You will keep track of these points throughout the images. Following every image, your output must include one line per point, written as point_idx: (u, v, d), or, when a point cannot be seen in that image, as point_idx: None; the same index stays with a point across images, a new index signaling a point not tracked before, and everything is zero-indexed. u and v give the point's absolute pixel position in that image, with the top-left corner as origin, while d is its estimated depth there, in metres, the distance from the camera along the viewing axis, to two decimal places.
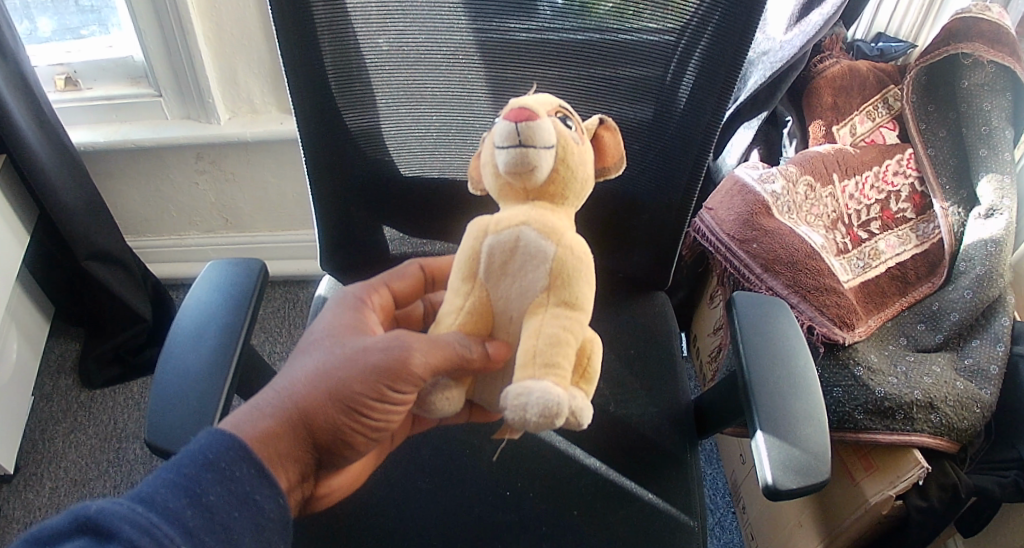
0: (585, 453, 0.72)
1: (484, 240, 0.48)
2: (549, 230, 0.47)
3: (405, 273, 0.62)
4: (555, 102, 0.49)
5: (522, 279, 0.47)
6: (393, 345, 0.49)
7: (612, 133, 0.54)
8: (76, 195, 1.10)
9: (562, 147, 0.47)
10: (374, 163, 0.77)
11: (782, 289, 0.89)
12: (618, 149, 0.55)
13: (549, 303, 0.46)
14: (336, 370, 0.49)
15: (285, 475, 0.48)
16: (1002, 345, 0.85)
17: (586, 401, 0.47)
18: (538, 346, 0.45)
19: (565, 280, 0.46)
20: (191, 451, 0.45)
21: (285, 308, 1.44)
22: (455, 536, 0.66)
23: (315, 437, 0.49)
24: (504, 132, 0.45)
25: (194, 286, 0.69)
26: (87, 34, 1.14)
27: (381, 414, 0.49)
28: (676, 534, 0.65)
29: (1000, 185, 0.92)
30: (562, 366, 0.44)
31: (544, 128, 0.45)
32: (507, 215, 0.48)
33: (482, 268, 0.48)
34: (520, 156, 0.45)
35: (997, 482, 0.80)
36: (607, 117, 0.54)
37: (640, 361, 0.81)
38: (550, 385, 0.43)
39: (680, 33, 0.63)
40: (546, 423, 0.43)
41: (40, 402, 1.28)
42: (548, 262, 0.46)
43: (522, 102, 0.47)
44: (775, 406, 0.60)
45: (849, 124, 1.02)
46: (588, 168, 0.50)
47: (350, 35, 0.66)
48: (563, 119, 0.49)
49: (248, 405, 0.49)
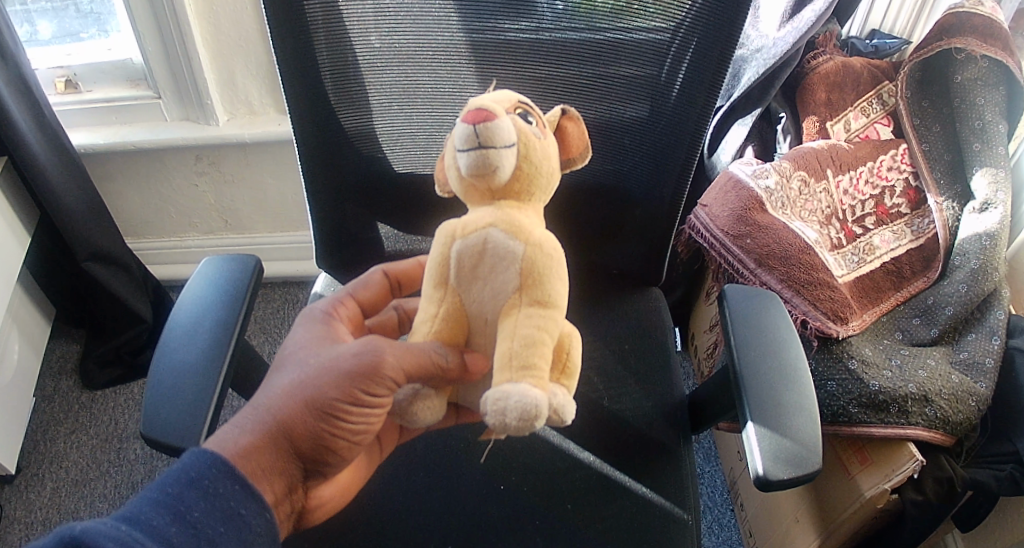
0: (578, 448, 0.73)
1: (453, 245, 0.48)
2: (515, 229, 0.47)
3: (370, 282, 0.64)
4: (514, 100, 0.49)
5: (494, 281, 0.47)
6: (366, 350, 0.50)
7: (575, 124, 0.55)
8: (76, 196, 1.11)
9: (524, 145, 0.47)
10: (369, 161, 0.77)
11: (777, 284, 0.89)
12: (582, 140, 0.55)
13: (522, 303, 0.47)
14: (312, 379, 0.50)
15: (270, 487, 0.49)
16: (997, 338, 0.85)
17: (565, 394, 0.48)
18: (513, 348, 0.46)
19: (537, 279, 0.47)
20: (175, 470, 0.46)
21: (285, 309, 1.45)
22: (450, 531, 0.67)
23: (298, 448, 0.50)
24: (464, 136, 0.45)
25: (191, 282, 0.70)
26: (87, 38, 1.15)
27: (360, 419, 0.50)
28: (669, 527, 0.66)
29: (994, 178, 0.93)
30: (539, 367, 0.46)
31: (503, 129, 0.45)
32: (473, 219, 0.49)
33: (452, 274, 0.49)
34: (482, 160, 0.45)
35: (993, 475, 0.81)
36: (571, 108, 0.55)
37: (634, 356, 0.82)
38: (526, 387, 0.44)
39: (673, 32, 0.63)
40: (526, 425, 0.44)
41: (42, 403, 1.29)
42: (517, 262, 0.47)
43: (480, 102, 0.47)
44: (763, 399, 0.60)
45: (843, 120, 1.02)
46: (552, 161, 0.50)
47: (343, 33, 0.67)
48: (524, 115, 0.49)
49: (229, 423, 0.50)
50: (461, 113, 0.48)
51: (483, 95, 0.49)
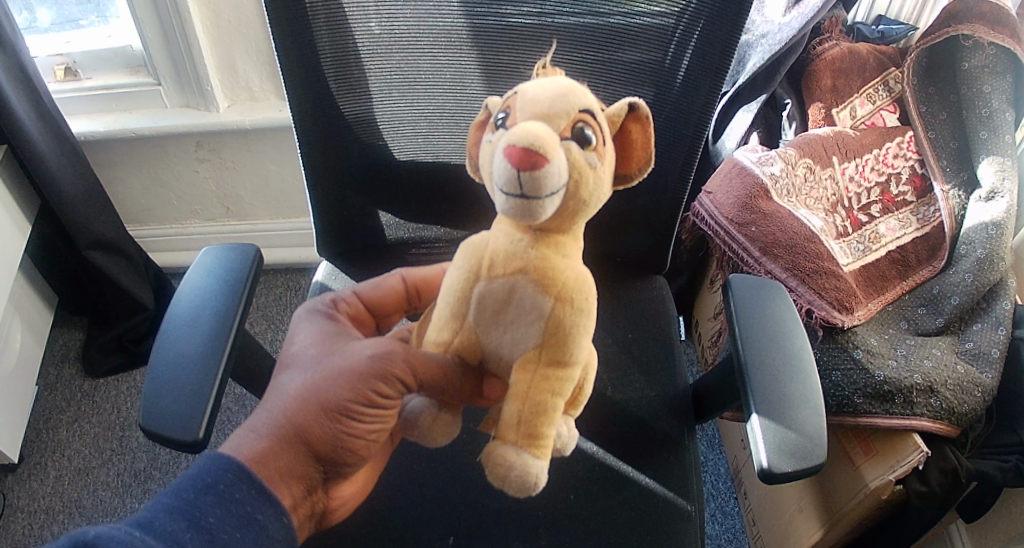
0: (583, 438, 0.72)
1: (476, 285, 0.47)
2: (545, 280, 0.45)
3: (385, 286, 0.62)
4: (574, 110, 0.44)
5: (516, 330, 0.46)
6: (378, 352, 0.51)
7: (640, 128, 0.49)
8: (77, 184, 1.10)
9: (575, 181, 0.43)
10: (371, 148, 0.77)
11: (782, 273, 0.89)
12: (646, 148, 0.49)
13: (539, 363, 0.46)
14: (325, 381, 0.50)
15: (289, 492, 0.48)
16: (1003, 328, 0.84)
17: (569, 430, 0.52)
18: (523, 414, 0.46)
19: (559, 339, 0.46)
20: (192, 475, 0.46)
21: (287, 295, 1.45)
22: (454, 520, 0.66)
23: (315, 450, 0.49)
24: (507, 177, 0.41)
25: (190, 272, 0.69)
26: (86, 24, 1.14)
27: (374, 420, 0.51)
28: (674, 518, 0.65)
29: (1001, 167, 0.92)
30: (545, 438, 0.47)
31: (552, 177, 0.40)
32: (503, 253, 0.46)
33: (472, 312, 0.48)
34: (524, 207, 0.42)
35: (998, 467, 0.79)
36: (641, 102, 0.49)
37: (638, 344, 0.81)
38: (528, 461, 0.46)
39: (678, 17, 0.63)
40: (523, 494, 0.47)
41: (44, 392, 1.29)
42: (543, 319, 0.45)
43: (535, 125, 0.41)
44: (770, 392, 0.59)
45: (848, 106, 1.02)
46: (603, 186, 0.46)
47: (343, 18, 0.66)
48: (582, 133, 0.44)
49: (243, 427, 0.49)
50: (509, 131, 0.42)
51: (538, 100, 0.44)
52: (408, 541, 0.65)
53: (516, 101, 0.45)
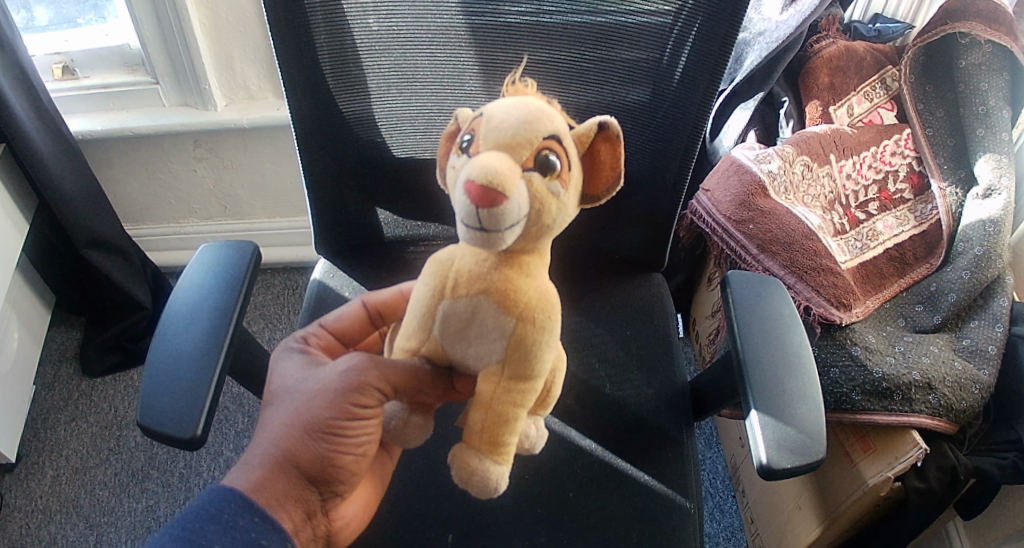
0: (581, 435, 0.72)
1: (440, 303, 0.47)
2: (506, 300, 0.45)
3: (348, 314, 0.61)
4: (539, 138, 0.43)
5: (480, 345, 0.47)
6: (351, 366, 0.51)
7: (611, 147, 0.48)
8: (74, 182, 1.10)
9: (536, 210, 0.43)
10: (369, 145, 0.77)
11: (780, 270, 0.89)
12: (615, 166, 0.48)
13: (502, 376, 0.47)
14: (305, 404, 0.51)
15: (289, 518, 0.49)
16: (1000, 325, 0.84)
17: (537, 429, 0.55)
18: (486, 424, 0.48)
19: (519, 355, 0.46)
20: (199, 506, 0.49)
21: (284, 294, 1.45)
22: (453, 517, 0.66)
23: (307, 473, 0.50)
24: (467, 212, 0.41)
25: (188, 270, 0.69)
26: (84, 23, 1.15)
27: (359, 433, 0.51)
28: (672, 516, 0.66)
29: (998, 164, 0.92)
30: (507, 444, 0.49)
31: (510, 214, 0.41)
32: (466, 274, 0.46)
33: (438, 327, 0.48)
34: (483, 240, 0.42)
35: (996, 464, 0.79)
36: (612, 121, 0.47)
37: (636, 342, 0.81)
38: (491, 465, 0.48)
39: (676, 15, 0.63)
40: (488, 495, 0.49)
41: (41, 391, 1.28)
42: (505, 337, 0.46)
43: (495, 161, 0.41)
44: (768, 387, 0.60)
45: (846, 104, 1.02)
46: (568, 211, 0.46)
47: (341, 16, 0.66)
48: (546, 162, 0.43)
49: (240, 462, 0.51)
50: (469, 165, 0.42)
51: (502, 126, 0.43)
52: (406, 539, 0.64)
53: (483, 125, 0.44)
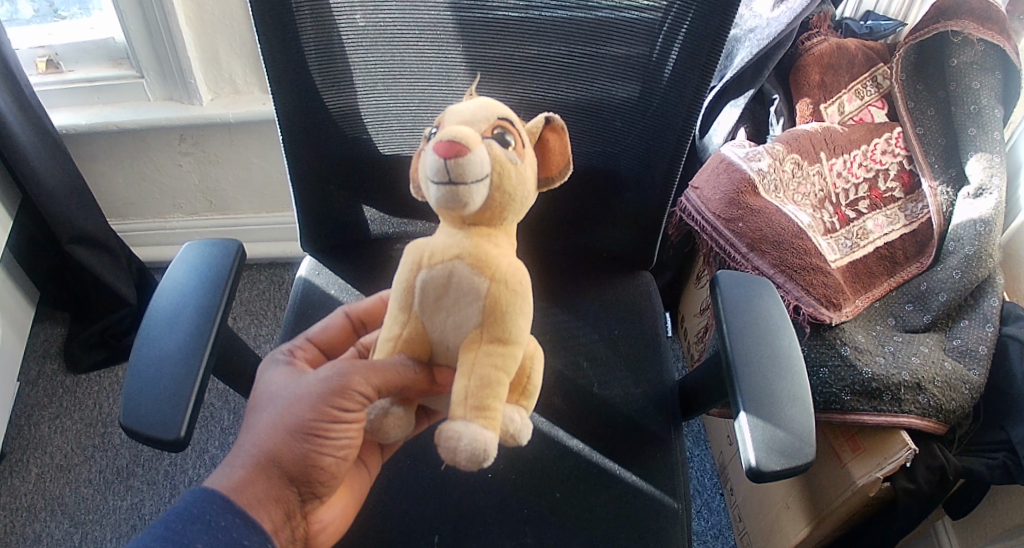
0: (568, 435, 0.71)
1: (418, 274, 0.47)
2: (481, 263, 0.45)
3: (332, 325, 0.61)
4: (494, 116, 0.45)
5: (457, 314, 0.46)
6: (334, 371, 0.50)
7: (559, 136, 0.49)
8: (58, 178, 1.09)
9: (498, 174, 0.44)
10: (354, 141, 0.75)
11: (770, 268, 0.88)
12: (565, 153, 0.50)
13: (483, 339, 0.46)
14: (289, 408, 0.50)
15: (269, 517, 0.49)
16: (990, 325, 0.84)
17: (521, 417, 0.51)
18: (470, 388, 0.45)
19: (496, 316, 0.45)
20: (180, 507, 0.48)
21: (270, 290, 1.44)
22: (437, 517, 0.65)
23: (290, 473, 0.49)
24: (434, 169, 0.42)
25: (171, 268, 0.68)
26: (67, 16, 1.13)
27: (340, 436, 0.50)
28: (660, 516, 0.65)
29: (990, 164, 0.93)
30: (494, 409, 0.46)
31: (475, 164, 0.41)
32: (441, 247, 0.46)
33: (416, 301, 0.47)
34: (452, 196, 0.42)
35: (984, 464, 0.78)
36: (554, 116, 0.49)
37: (625, 340, 0.80)
38: (478, 429, 0.44)
39: (666, 10, 0.62)
40: (476, 465, 0.44)
41: (25, 388, 1.27)
42: (481, 299, 0.45)
43: (455, 127, 0.43)
44: (756, 387, 0.59)
45: (837, 102, 1.02)
46: (528, 185, 0.47)
47: (327, 10, 0.65)
48: (502, 135, 0.45)
49: (223, 464, 0.50)
50: (433, 137, 0.44)
51: (459, 111, 0.45)
52: (389, 538, 0.64)
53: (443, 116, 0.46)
